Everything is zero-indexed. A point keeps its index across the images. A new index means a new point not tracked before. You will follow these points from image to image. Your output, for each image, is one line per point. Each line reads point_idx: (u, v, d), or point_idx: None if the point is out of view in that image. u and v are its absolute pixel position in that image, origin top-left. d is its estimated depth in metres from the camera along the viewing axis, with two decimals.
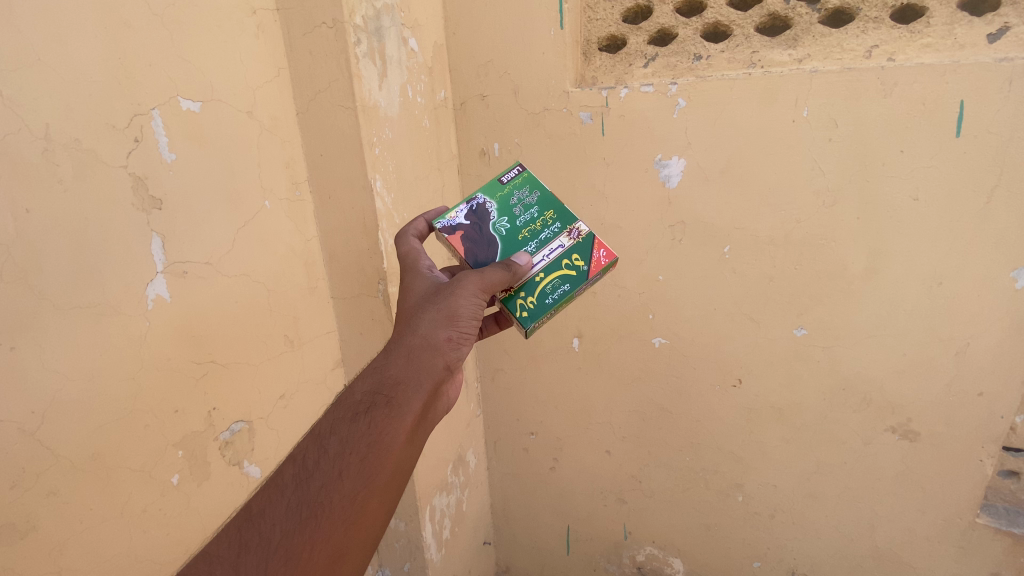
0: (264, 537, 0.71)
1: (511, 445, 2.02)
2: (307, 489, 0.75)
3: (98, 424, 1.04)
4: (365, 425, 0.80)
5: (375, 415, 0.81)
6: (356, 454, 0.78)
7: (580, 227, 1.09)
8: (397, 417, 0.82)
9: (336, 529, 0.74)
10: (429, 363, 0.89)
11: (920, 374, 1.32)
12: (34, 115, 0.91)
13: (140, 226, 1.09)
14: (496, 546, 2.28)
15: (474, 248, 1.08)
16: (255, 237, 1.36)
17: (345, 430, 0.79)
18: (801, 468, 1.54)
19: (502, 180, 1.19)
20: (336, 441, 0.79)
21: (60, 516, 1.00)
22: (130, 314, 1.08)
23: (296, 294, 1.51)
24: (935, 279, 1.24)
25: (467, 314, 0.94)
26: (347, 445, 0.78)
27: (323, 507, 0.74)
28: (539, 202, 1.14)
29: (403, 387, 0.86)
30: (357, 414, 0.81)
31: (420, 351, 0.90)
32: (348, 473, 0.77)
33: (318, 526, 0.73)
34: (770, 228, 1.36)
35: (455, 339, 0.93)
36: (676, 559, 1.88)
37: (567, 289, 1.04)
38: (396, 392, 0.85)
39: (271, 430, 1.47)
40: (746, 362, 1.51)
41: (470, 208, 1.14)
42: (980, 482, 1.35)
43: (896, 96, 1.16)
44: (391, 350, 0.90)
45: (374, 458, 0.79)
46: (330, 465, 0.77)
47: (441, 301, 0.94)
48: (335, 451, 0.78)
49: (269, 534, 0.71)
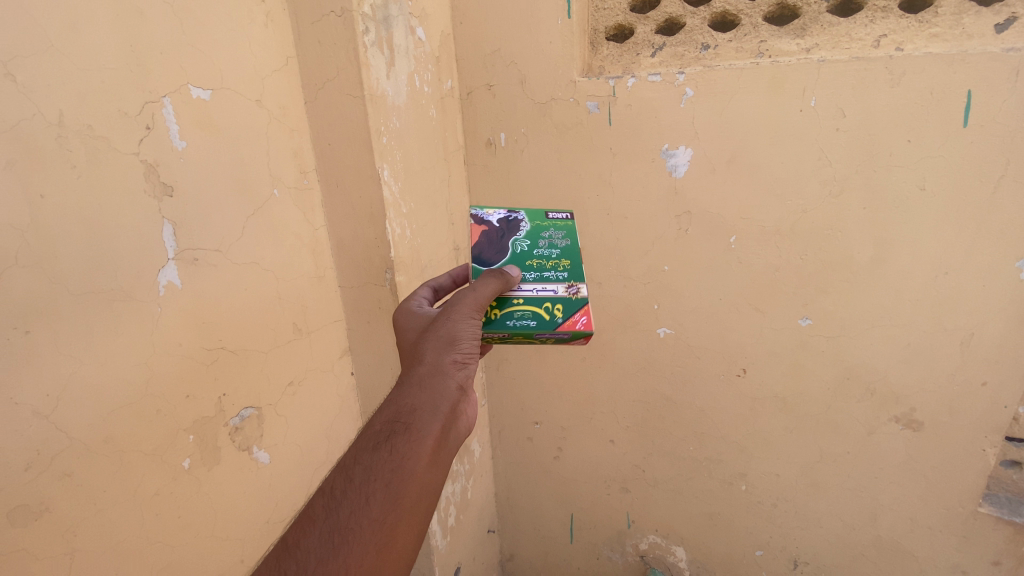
0: (300, 564, 0.71)
1: (515, 434, 2.03)
2: (337, 515, 0.76)
3: (111, 407, 1.06)
4: (386, 453, 0.80)
5: (395, 441, 0.81)
6: (381, 480, 0.78)
7: (581, 288, 1.08)
8: (417, 441, 0.82)
9: (368, 552, 0.74)
10: (442, 386, 0.89)
11: (925, 364, 1.33)
12: (48, 101, 0.92)
13: (152, 212, 1.10)
14: (500, 535, 2.31)
15: (484, 245, 1.14)
16: (264, 225, 1.37)
17: (368, 458, 0.80)
18: (804, 457, 1.56)
19: (549, 216, 1.24)
20: (360, 469, 0.79)
21: (75, 498, 1.01)
22: (143, 300, 1.10)
23: (304, 283, 1.52)
24: (941, 270, 1.24)
25: (468, 336, 0.94)
26: (371, 473, 0.78)
27: (354, 532, 0.74)
28: (563, 248, 1.16)
29: (419, 414, 0.85)
30: (377, 443, 0.81)
31: (429, 377, 0.89)
32: (375, 499, 0.77)
33: (350, 550, 0.73)
34: (776, 218, 1.36)
35: (461, 360, 0.93)
36: (678, 548, 1.90)
37: (530, 324, 1.02)
38: (413, 418, 0.84)
39: (279, 417, 1.49)
40: (750, 352, 1.52)
41: (506, 216, 1.21)
42: (983, 471, 1.36)
43: (904, 86, 1.16)
44: (402, 380, 0.90)
45: (399, 483, 0.79)
46: (357, 492, 0.77)
47: (440, 325, 0.94)
48: (360, 478, 0.78)
49: (305, 563, 0.71)
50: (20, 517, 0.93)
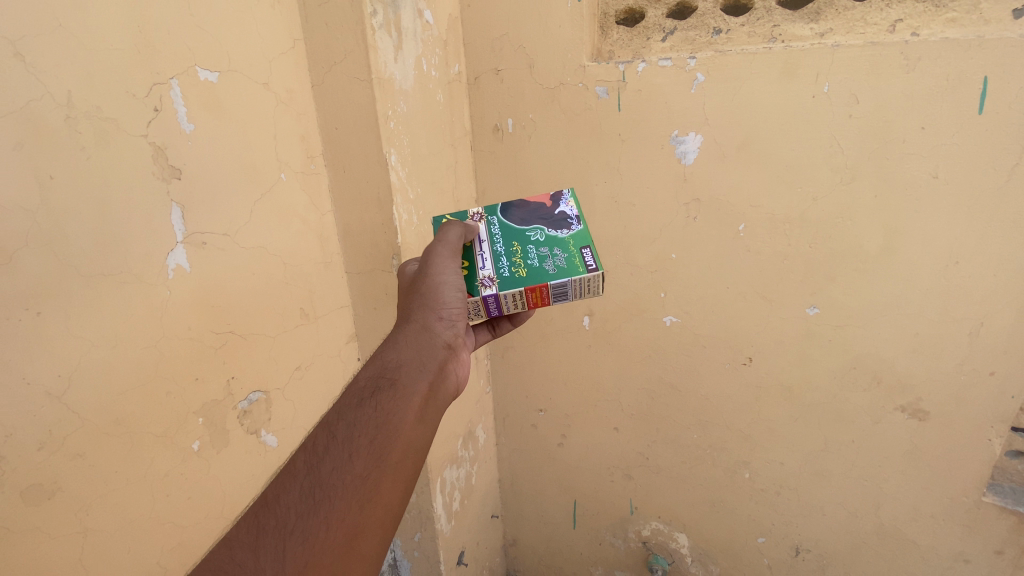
0: (281, 519, 0.68)
1: (520, 421, 2.05)
2: (319, 471, 0.73)
3: (122, 389, 1.07)
4: (372, 408, 0.81)
5: (381, 396, 0.83)
6: (365, 434, 0.78)
7: (488, 290, 1.06)
8: (402, 397, 0.84)
9: (352, 508, 0.71)
10: (428, 345, 0.94)
11: (932, 353, 1.32)
12: (56, 82, 0.91)
13: (160, 195, 1.10)
14: (504, 520, 2.34)
15: (517, 209, 1.19)
16: (271, 209, 1.37)
17: (352, 415, 0.80)
18: (809, 446, 1.56)
19: (582, 255, 1.11)
20: (344, 425, 0.78)
21: (87, 478, 1.03)
22: (152, 283, 1.10)
23: (311, 268, 1.52)
24: (952, 259, 1.23)
25: (451, 298, 1.00)
26: (355, 428, 0.78)
27: (336, 488, 0.72)
28: (541, 270, 1.09)
29: (406, 370, 0.89)
30: (363, 399, 0.82)
31: (417, 336, 0.94)
32: (359, 453, 0.76)
33: (333, 504, 0.71)
34: (786, 206, 1.35)
35: (446, 320, 0.99)
36: (681, 534, 1.91)
37: None
38: (399, 375, 0.87)
39: (287, 401, 1.50)
40: (756, 340, 1.52)
41: (570, 219, 1.17)
42: (988, 461, 1.36)
43: (919, 72, 1.14)
44: (390, 339, 0.94)
45: (384, 437, 0.78)
46: (341, 447, 0.76)
47: (426, 288, 0.99)
48: (344, 435, 0.77)
49: (286, 517, 0.69)
50: (33, 495, 0.95)
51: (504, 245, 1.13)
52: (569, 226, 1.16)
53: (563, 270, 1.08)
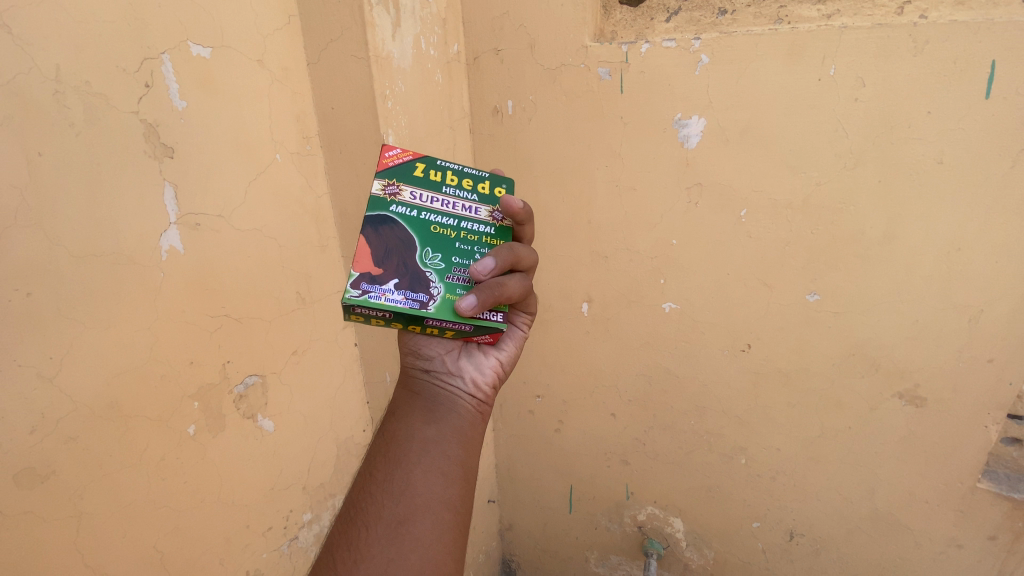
0: (331, 539, 0.88)
1: (517, 407, 2.05)
2: (353, 493, 0.93)
3: (115, 372, 1.05)
4: (379, 436, 1.00)
5: (384, 426, 1.02)
6: (377, 455, 0.96)
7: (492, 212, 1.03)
8: (399, 418, 1.01)
9: (385, 503, 0.88)
10: (413, 370, 1.09)
11: (931, 340, 1.32)
12: (43, 54, 0.88)
13: (153, 175, 1.08)
14: (500, 505, 2.35)
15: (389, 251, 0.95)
16: (267, 190, 1.35)
17: (367, 449, 1.00)
18: (805, 432, 1.57)
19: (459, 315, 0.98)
20: (365, 456, 0.99)
21: (81, 461, 1.02)
22: (145, 264, 1.08)
23: (307, 252, 1.50)
24: (955, 246, 1.23)
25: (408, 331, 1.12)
26: (370, 455, 0.98)
27: (365, 497, 0.90)
28: None
29: (400, 397, 1.06)
30: (375, 434, 1.02)
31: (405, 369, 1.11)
32: (377, 468, 0.94)
33: (367, 508, 0.88)
34: (788, 191, 1.34)
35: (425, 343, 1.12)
36: (676, 519, 1.93)
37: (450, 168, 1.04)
38: (394, 409, 1.05)
39: (284, 386, 1.49)
40: (755, 328, 1.51)
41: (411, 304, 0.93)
42: (984, 448, 1.37)
43: (927, 55, 1.12)
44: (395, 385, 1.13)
45: (393, 450, 0.95)
46: (364, 472, 0.95)
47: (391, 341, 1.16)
48: (366, 461, 0.97)
49: (334, 535, 0.88)
50: (27, 479, 0.94)
51: None
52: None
53: None
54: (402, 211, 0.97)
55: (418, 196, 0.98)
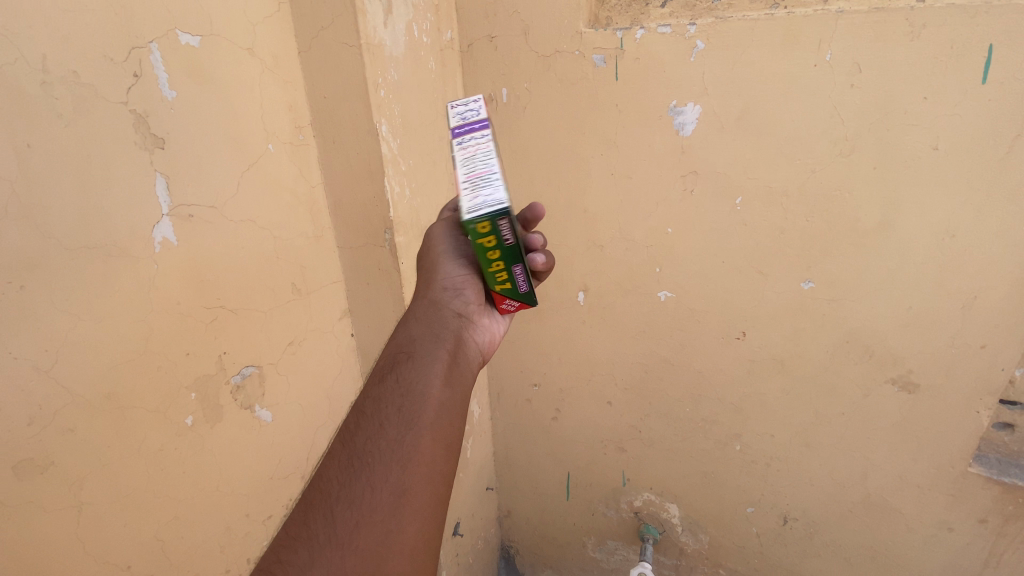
0: (324, 492, 0.78)
1: (514, 396, 2.06)
2: (354, 443, 0.82)
3: (111, 363, 1.06)
4: (393, 380, 0.90)
5: (400, 370, 0.92)
6: (391, 404, 0.86)
7: None
8: (420, 365, 0.92)
9: (392, 468, 0.79)
10: (437, 320, 1.01)
11: (924, 327, 1.33)
12: (29, 44, 0.87)
13: (144, 166, 1.07)
14: (498, 493, 2.38)
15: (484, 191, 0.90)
16: (260, 181, 1.34)
17: (376, 390, 0.89)
18: (800, 418, 1.58)
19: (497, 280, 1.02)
20: (370, 400, 0.88)
21: (79, 452, 1.02)
22: (138, 256, 1.08)
23: (301, 242, 1.50)
24: (948, 232, 1.23)
25: (451, 264, 1.07)
26: (380, 401, 0.87)
27: (372, 453, 0.80)
28: None
29: (419, 343, 0.97)
30: (384, 375, 0.92)
31: (425, 312, 1.03)
32: (389, 421, 0.84)
33: (371, 469, 0.78)
34: (783, 178, 1.34)
35: (450, 293, 1.06)
36: (672, 505, 1.95)
37: None
38: (414, 348, 0.96)
39: (281, 376, 1.50)
40: (750, 316, 1.52)
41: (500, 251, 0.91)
42: (976, 432, 1.38)
43: (924, 40, 1.11)
44: (406, 322, 1.03)
45: (410, 402, 0.87)
46: (371, 420, 0.84)
47: (426, 263, 1.09)
48: (372, 407, 0.86)
49: (329, 488, 0.78)
50: (25, 470, 0.94)
51: None
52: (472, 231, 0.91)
53: None
54: None
55: None
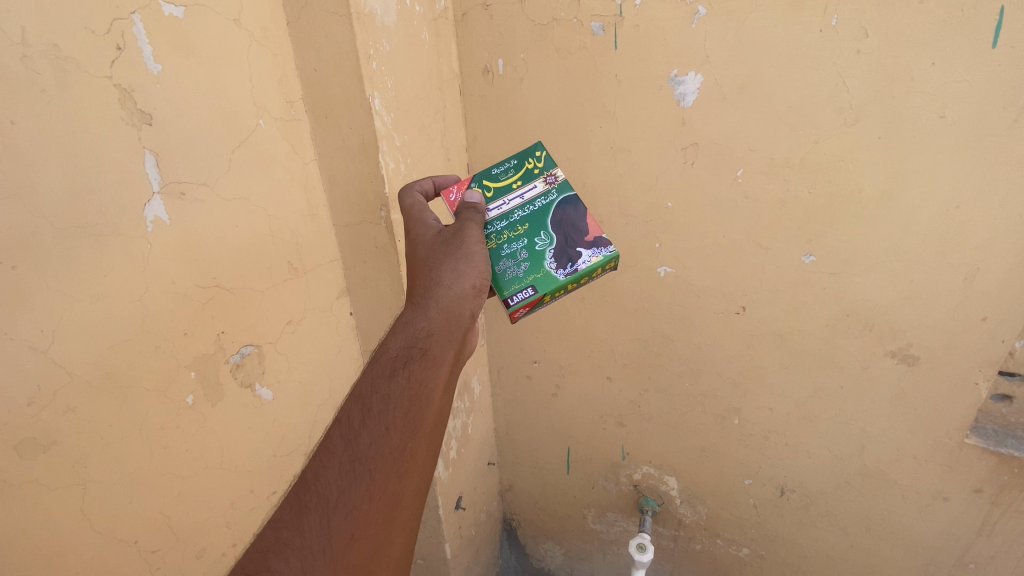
0: (322, 495, 0.82)
1: (514, 373, 2.08)
2: (355, 447, 0.86)
3: (109, 344, 1.06)
4: (404, 380, 0.92)
5: (412, 368, 0.93)
6: (399, 409, 0.89)
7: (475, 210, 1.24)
8: (433, 367, 0.95)
9: (390, 478, 0.85)
10: (454, 315, 1.02)
11: (925, 299, 1.32)
12: (6, 15, 0.84)
13: (132, 143, 1.05)
14: (500, 467, 2.41)
15: (565, 219, 1.21)
16: (252, 158, 1.32)
17: (384, 388, 0.90)
18: (798, 391, 1.59)
19: (523, 290, 1.12)
20: (378, 399, 0.89)
21: (81, 432, 1.03)
22: (131, 236, 1.07)
23: (297, 220, 1.48)
24: (953, 203, 1.21)
25: (482, 261, 1.10)
26: (388, 402, 0.89)
27: (376, 461, 0.85)
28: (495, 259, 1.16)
29: (432, 342, 0.98)
30: (394, 371, 0.93)
31: (443, 304, 1.02)
32: (393, 427, 0.88)
33: (371, 477, 0.84)
34: (786, 150, 1.31)
35: (471, 290, 1.06)
36: (670, 477, 1.98)
37: (495, 171, 1.30)
38: (429, 344, 0.98)
39: (280, 355, 1.50)
40: (750, 290, 1.51)
41: (566, 268, 1.15)
42: (973, 404, 1.39)
43: (933, 2, 1.07)
44: (418, 308, 1.03)
45: (416, 409, 0.90)
46: (377, 422, 0.87)
47: (456, 252, 1.09)
48: (378, 408, 0.89)
49: (327, 492, 0.83)
50: (28, 450, 0.95)
51: (520, 219, 1.22)
52: (567, 268, 1.16)
53: (500, 275, 1.15)
54: (551, 195, 1.24)
55: (527, 192, 1.27)
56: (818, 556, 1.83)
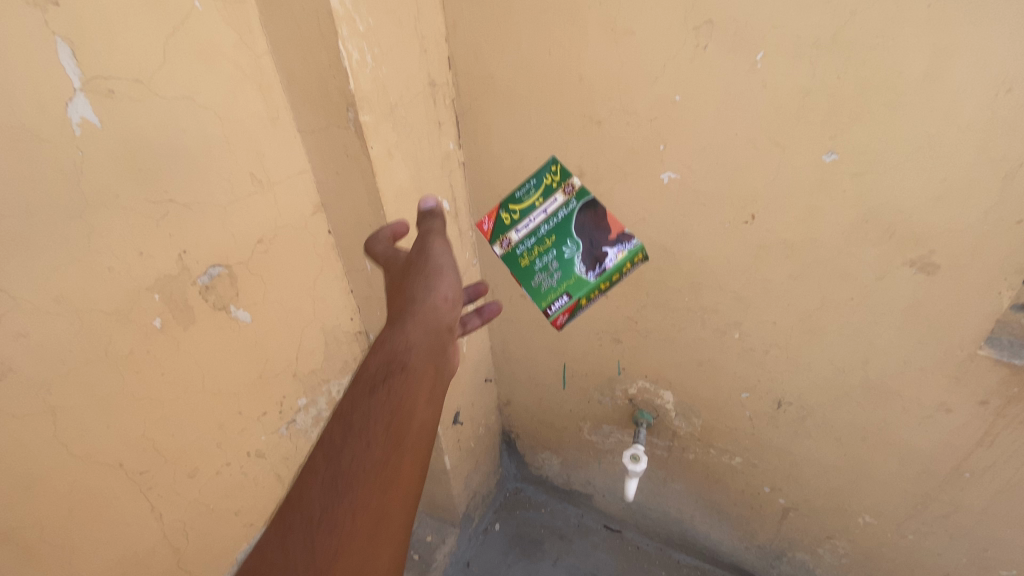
0: (306, 515, 0.81)
1: (508, 291, 2.01)
2: (338, 464, 0.83)
3: (52, 265, 0.97)
4: (385, 393, 0.89)
5: (392, 382, 0.91)
6: (380, 423, 0.87)
7: None
8: (411, 378, 0.93)
9: (374, 494, 0.82)
10: (433, 325, 1.02)
11: (957, 201, 1.18)
12: None
13: (36, 27, 0.88)
14: (497, 383, 2.43)
15: None
16: (191, 49, 1.13)
17: (365, 405, 0.88)
18: (804, 304, 1.50)
19: None
20: (358, 417, 0.87)
21: (38, 356, 0.98)
22: (56, 142, 0.93)
23: (256, 124, 1.31)
24: (1004, 84, 1.02)
25: (453, 276, 1.11)
26: (369, 418, 0.87)
27: (357, 475, 0.82)
28: None
29: (410, 358, 0.95)
30: (374, 387, 0.90)
31: (424, 319, 1.02)
32: (375, 441, 0.85)
33: (354, 495, 0.81)
34: (815, 25, 1.11)
35: (446, 303, 1.06)
36: (667, 392, 1.94)
37: None
38: (408, 358, 0.95)
39: (253, 277, 1.39)
40: (761, 196, 1.37)
41: None
42: (991, 314, 1.28)
43: None
44: (394, 328, 1.00)
45: (399, 423, 0.88)
46: (359, 440, 0.85)
47: (425, 270, 1.10)
48: (359, 426, 0.86)
49: (310, 513, 0.80)
50: None
51: None
52: None
53: None
54: None
55: None
56: (811, 466, 1.79)
